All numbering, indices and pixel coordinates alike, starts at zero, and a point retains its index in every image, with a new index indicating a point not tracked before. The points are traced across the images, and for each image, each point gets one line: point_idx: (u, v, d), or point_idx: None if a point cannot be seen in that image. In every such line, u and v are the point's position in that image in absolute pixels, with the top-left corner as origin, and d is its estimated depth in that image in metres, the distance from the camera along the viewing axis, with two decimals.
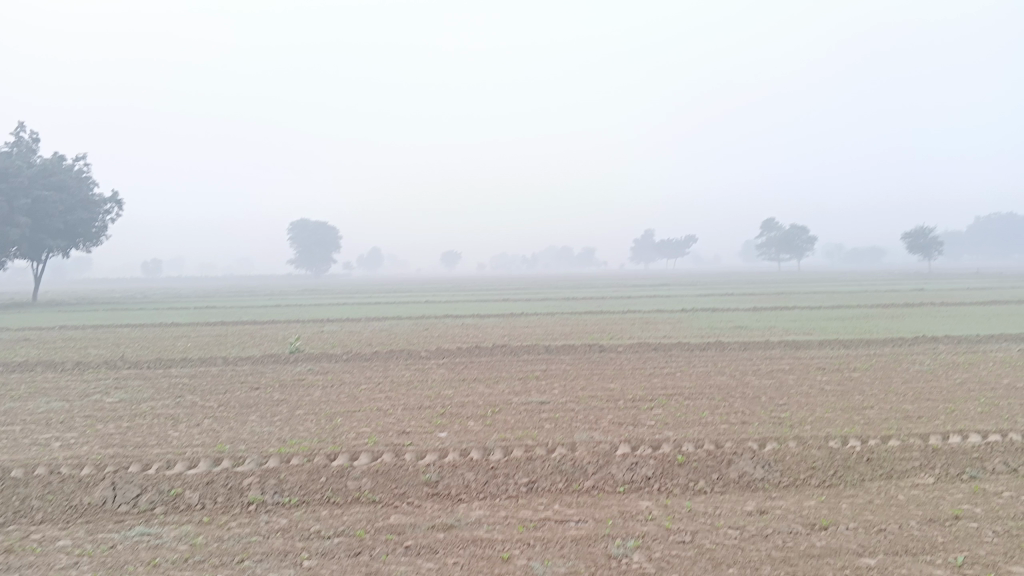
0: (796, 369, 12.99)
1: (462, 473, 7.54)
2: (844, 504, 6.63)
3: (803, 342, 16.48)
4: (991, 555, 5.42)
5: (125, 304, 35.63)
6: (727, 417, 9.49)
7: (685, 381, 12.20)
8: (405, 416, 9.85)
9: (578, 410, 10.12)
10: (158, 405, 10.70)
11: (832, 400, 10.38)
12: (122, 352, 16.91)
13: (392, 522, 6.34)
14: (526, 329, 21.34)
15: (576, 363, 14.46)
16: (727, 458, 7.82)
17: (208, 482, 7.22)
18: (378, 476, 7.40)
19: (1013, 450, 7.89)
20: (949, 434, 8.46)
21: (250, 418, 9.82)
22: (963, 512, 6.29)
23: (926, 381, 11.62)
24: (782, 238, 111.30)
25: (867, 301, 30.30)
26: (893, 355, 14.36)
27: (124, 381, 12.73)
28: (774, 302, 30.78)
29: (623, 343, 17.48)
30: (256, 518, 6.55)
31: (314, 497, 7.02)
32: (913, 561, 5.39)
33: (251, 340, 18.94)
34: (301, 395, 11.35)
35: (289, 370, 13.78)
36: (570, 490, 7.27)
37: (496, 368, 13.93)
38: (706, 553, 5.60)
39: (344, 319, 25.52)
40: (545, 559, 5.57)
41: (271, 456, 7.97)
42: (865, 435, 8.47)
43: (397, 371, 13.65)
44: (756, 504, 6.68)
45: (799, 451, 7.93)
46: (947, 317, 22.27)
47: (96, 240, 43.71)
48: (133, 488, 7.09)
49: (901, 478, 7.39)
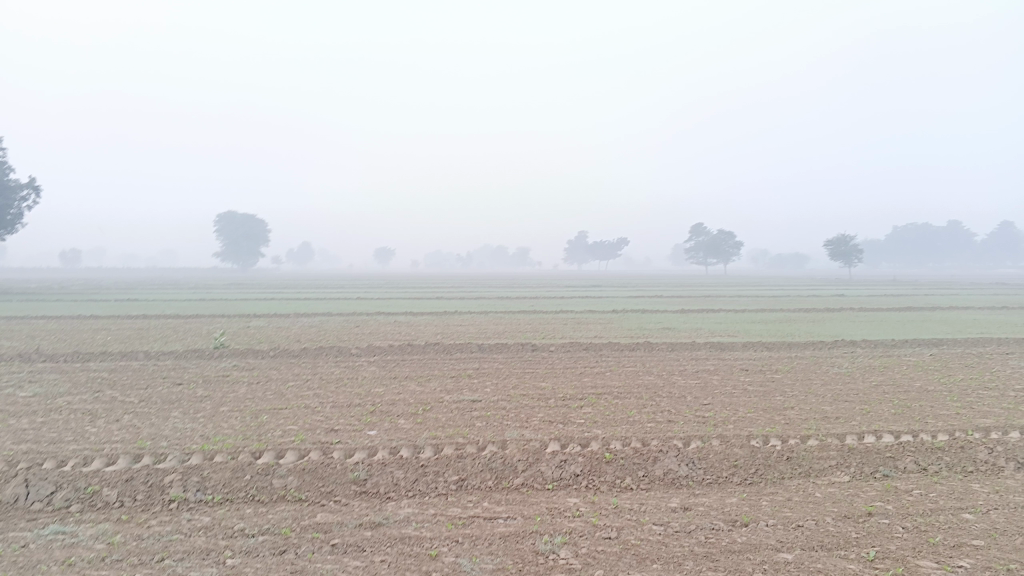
0: (721, 370, 13.32)
1: (391, 470, 7.50)
2: (765, 501, 6.83)
3: (729, 344, 16.90)
4: (901, 550, 5.66)
5: (41, 296, 34.16)
6: (653, 416, 9.67)
7: (614, 380, 12.40)
8: (334, 413, 9.76)
9: (509, 408, 10.17)
10: (75, 399, 10.34)
11: (755, 400, 10.68)
12: (37, 344, 16.29)
13: (319, 520, 6.27)
14: (458, 327, 21.34)
15: (508, 362, 14.54)
16: (653, 455, 7.97)
17: (128, 479, 7.02)
18: (304, 474, 7.30)
19: (924, 450, 8.26)
20: (863, 434, 8.81)
21: (172, 414, 9.57)
22: (876, 508, 6.56)
23: (844, 382, 12.06)
24: (710, 242, 113.73)
25: (789, 305, 31.24)
26: (813, 358, 14.85)
27: (39, 374, 12.27)
28: (702, 305, 31.42)
29: (554, 342, 17.64)
30: (177, 516, 6.40)
31: (238, 495, 6.89)
32: (828, 556, 5.59)
33: (174, 334, 18.44)
34: (227, 391, 11.13)
35: (214, 365, 13.49)
36: (499, 488, 7.30)
37: (428, 366, 13.90)
38: (630, 549, 5.69)
39: (273, 314, 25.06)
40: (472, 556, 5.59)
41: (193, 453, 7.78)
42: (785, 435, 8.75)
43: (327, 368, 13.49)
44: (680, 501, 6.83)
45: (722, 450, 8.14)
46: (863, 322, 23.15)
47: (11, 229, 42.02)
48: (47, 485, 6.84)
49: (818, 476, 7.65)
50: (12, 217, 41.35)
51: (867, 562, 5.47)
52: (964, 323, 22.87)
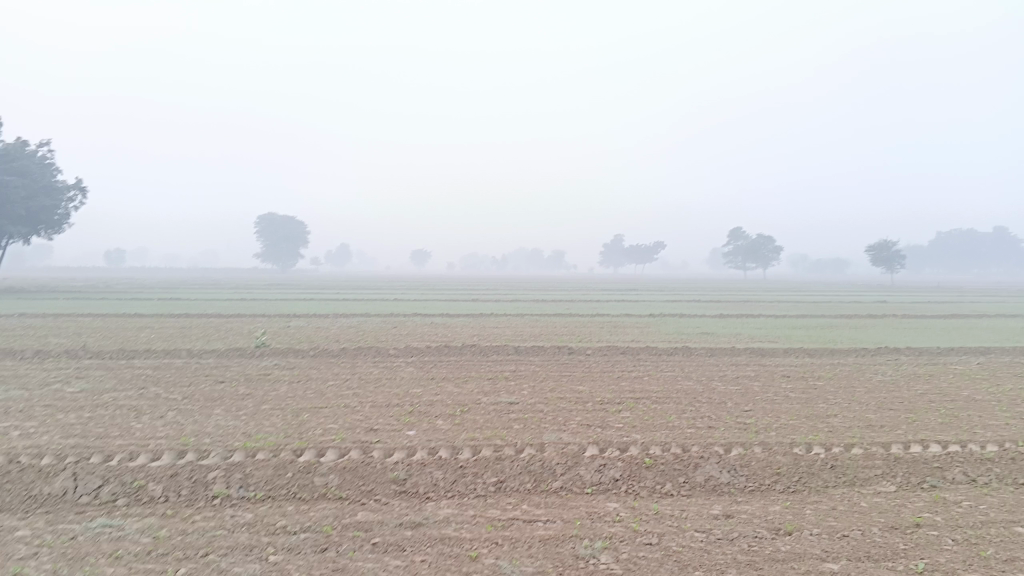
0: (762, 376, 13.16)
1: (430, 471, 7.51)
2: (808, 509, 6.72)
3: (769, 350, 16.69)
4: (951, 563, 5.52)
5: (87, 294, 34.76)
6: (693, 422, 9.58)
7: (652, 384, 12.32)
8: (373, 413, 9.82)
9: (547, 411, 10.15)
10: (120, 395, 10.52)
11: (797, 407, 10.52)
12: (84, 341, 16.62)
13: (360, 519, 6.30)
14: (495, 329, 21.37)
15: (545, 365, 14.51)
16: (693, 461, 7.89)
17: (172, 475, 7.12)
18: (345, 473, 7.35)
19: (973, 461, 8.06)
20: (910, 443, 8.63)
21: (215, 411, 9.70)
22: (924, 519, 6.42)
23: (889, 391, 11.82)
24: (749, 247, 112.58)
25: (830, 311, 30.75)
26: (856, 365, 14.59)
27: (86, 371, 12.52)
28: (741, 310, 31.07)
29: (592, 346, 17.56)
30: (220, 512, 6.48)
31: (280, 492, 6.95)
32: (875, 567, 5.48)
33: (216, 333, 18.70)
34: (268, 389, 11.26)
35: (255, 364, 13.65)
36: (538, 490, 7.28)
37: (465, 368, 13.92)
38: (672, 555, 5.64)
39: (312, 314, 25.31)
40: (513, 559, 5.57)
41: (236, 450, 7.87)
42: (829, 443, 8.60)
43: (366, 368, 13.58)
44: (722, 508, 6.75)
45: (764, 457, 8.03)
46: (906, 329, 22.70)
47: (59, 228, 43.02)
48: (94, 479, 6.96)
49: (863, 485, 7.51)
50: (60, 216, 42.27)
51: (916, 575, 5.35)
52: (1012, 331, 22.35)
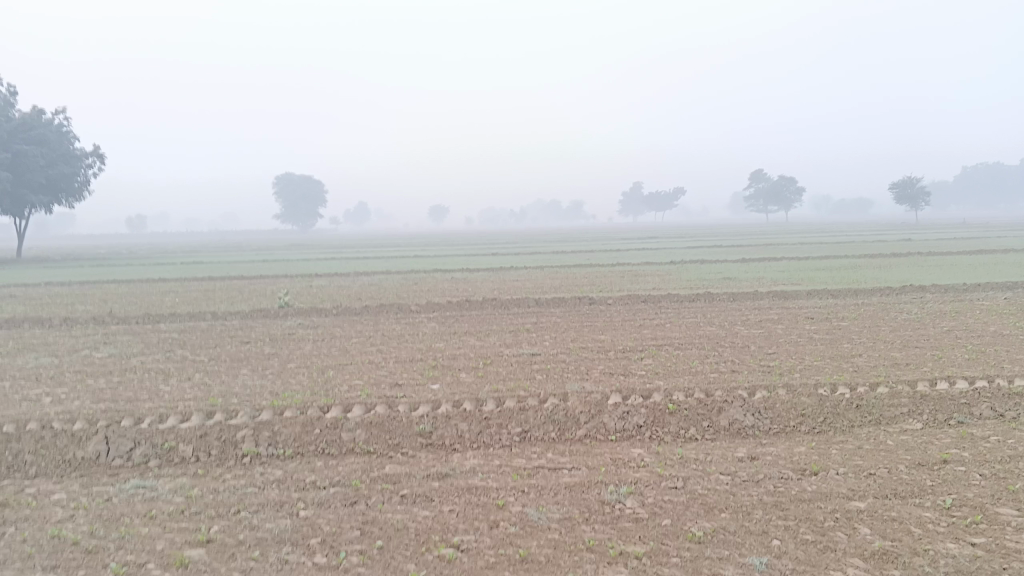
0: (785, 319, 13.09)
1: (456, 423, 7.57)
2: (834, 449, 6.71)
3: (792, 293, 16.55)
4: (980, 497, 5.51)
5: (113, 261, 35.11)
6: (716, 366, 9.58)
7: (675, 331, 12.30)
8: (397, 368, 9.91)
9: (569, 361, 10.17)
10: (148, 359, 10.67)
11: (821, 348, 10.48)
12: (110, 307, 16.79)
13: (387, 472, 6.37)
14: (515, 282, 21.33)
15: (567, 315, 14.51)
16: (717, 405, 7.88)
17: (202, 435, 7.23)
18: (372, 428, 7.43)
19: (1001, 396, 7.99)
20: (936, 380, 8.57)
21: (241, 371, 9.83)
22: (952, 456, 6.38)
23: (914, 329, 11.71)
24: (771, 190, 111.37)
25: (853, 251, 30.39)
26: (881, 305, 14.45)
27: (113, 336, 12.66)
28: (762, 253, 30.75)
29: (612, 295, 17.54)
30: (251, 470, 6.58)
31: (308, 449, 7.04)
32: (902, 504, 5.47)
33: (240, 295, 18.83)
34: (292, 348, 11.36)
35: (279, 324, 13.77)
36: (563, 439, 7.32)
37: (487, 321, 13.95)
38: (698, 498, 5.66)
39: (333, 273, 25.38)
40: (539, 506, 5.62)
41: (264, 409, 7.96)
42: (854, 383, 8.55)
43: (388, 325, 13.65)
44: (747, 450, 6.76)
45: (789, 398, 8.01)
46: (931, 266, 22.38)
47: (80, 197, 43.27)
48: (127, 442, 7.09)
49: (889, 424, 7.47)
50: (79, 184, 42.47)
51: (943, 510, 5.33)
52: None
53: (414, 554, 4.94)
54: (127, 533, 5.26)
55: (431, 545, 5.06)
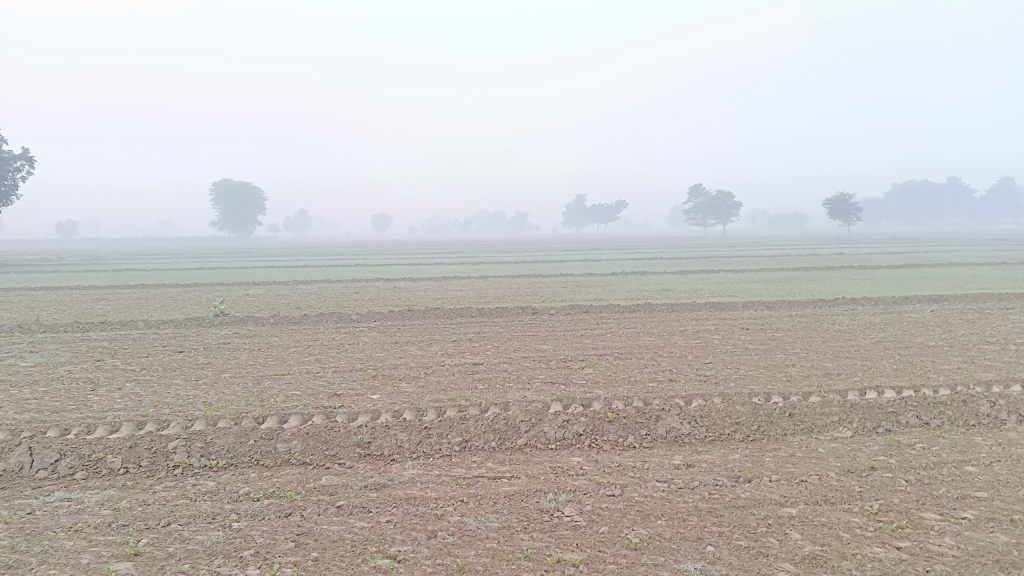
0: (722, 329, 13.34)
1: (395, 433, 7.51)
2: (767, 457, 6.85)
3: (729, 304, 16.90)
4: (905, 503, 5.68)
5: (41, 268, 33.90)
6: (655, 376, 9.70)
7: (615, 341, 12.42)
8: (336, 377, 9.80)
9: (511, 370, 10.19)
10: (77, 368, 10.34)
11: (756, 358, 10.70)
12: (37, 315, 16.23)
13: (324, 483, 6.28)
14: (458, 292, 21.30)
15: (509, 325, 14.52)
16: (655, 414, 7.99)
17: (132, 446, 7.02)
18: (309, 438, 7.31)
19: (926, 404, 8.27)
20: (866, 389, 8.83)
21: (174, 381, 9.59)
22: (879, 462, 6.58)
23: (846, 340, 12.03)
24: (710, 203, 113.53)
25: (788, 264, 31.13)
26: (814, 316, 14.83)
27: (40, 345, 12.23)
28: (701, 266, 31.24)
29: (554, 305, 17.63)
30: (182, 481, 6.41)
31: (242, 460, 6.90)
32: (832, 509, 5.61)
33: (174, 303, 18.38)
34: (228, 358, 11.14)
35: (215, 333, 13.48)
36: (503, 448, 7.32)
37: (429, 330, 13.89)
38: (635, 505, 5.72)
39: (273, 282, 24.93)
40: (477, 515, 5.60)
41: (197, 420, 7.78)
42: (787, 391, 8.76)
43: (328, 334, 13.47)
44: (683, 458, 6.85)
45: (724, 407, 8.16)
46: (862, 279, 23.10)
47: (6, 201, 41.83)
48: (51, 453, 6.85)
49: (821, 431, 7.67)
50: (6, 188, 40.85)
51: (871, 515, 5.48)
52: (964, 279, 22.82)
53: (350, 566, 4.87)
54: (50, 547, 5.07)
55: (367, 556, 5.00)
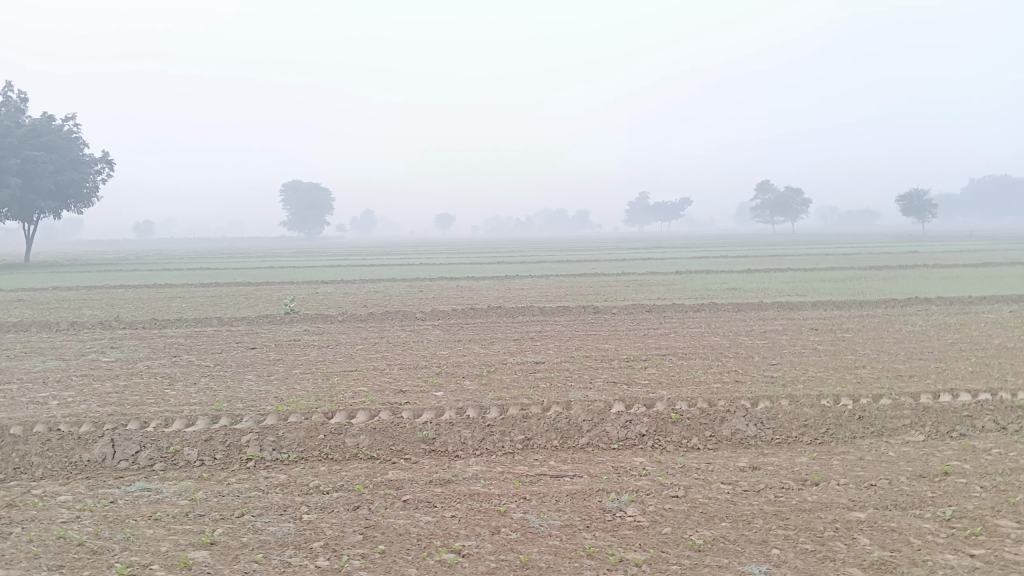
0: (789, 330, 13.11)
1: (459, 430, 7.61)
2: (836, 460, 6.72)
3: (797, 304, 16.58)
4: (980, 509, 5.52)
5: (121, 267, 35.22)
6: (719, 376, 9.60)
7: (679, 341, 12.32)
8: (401, 375, 9.96)
9: (573, 370, 10.20)
10: (154, 364, 10.73)
11: (824, 360, 10.49)
12: (117, 312, 16.88)
13: (390, 478, 6.41)
14: (521, 291, 21.37)
15: (571, 325, 14.54)
16: (720, 415, 7.91)
17: (207, 439, 7.28)
18: (375, 434, 7.47)
19: (1004, 408, 7.99)
20: (940, 392, 8.58)
21: (246, 377, 9.88)
22: (953, 467, 6.40)
23: (918, 341, 11.70)
24: (778, 200, 111.38)
25: (858, 263, 30.32)
26: (886, 316, 14.45)
27: (120, 341, 12.72)
28: (767, 265, 30.68)
29: (617, 304, 17.55)
30: (255, 474, 6.63)
31: (312, 454, 7.09)
32: (903, 515, 5.49)
33: (246, 301, 18.90)
34: (297, 354, 11.42)
35: (285, 330, 13.84)
36: (565, 447, 7.35)
37: (492, 329, 13.99)
38: (699, 507, 5.69)
39: (339, 281, 25.40)
40: (540, 513, 5.65)
41: (268, 414, 8.02)
42: (857, 394, 8.57)
43: (393, 332, 13.69)
44: (748, 460, 6.78)
45: (791, 409, 8.03)
46: (938, 279, 22.36)
47: (87, 203, 43.51)
48: (132, 445, 7.15)
49: (892, 435, 7.49)
50: (87, 189, 42.56)
51: (943, 521, 5.35)
52: None
53: (415, 559, 4.98)
54: (132, 534, 5.31)
55: (432, 550, 5.09)
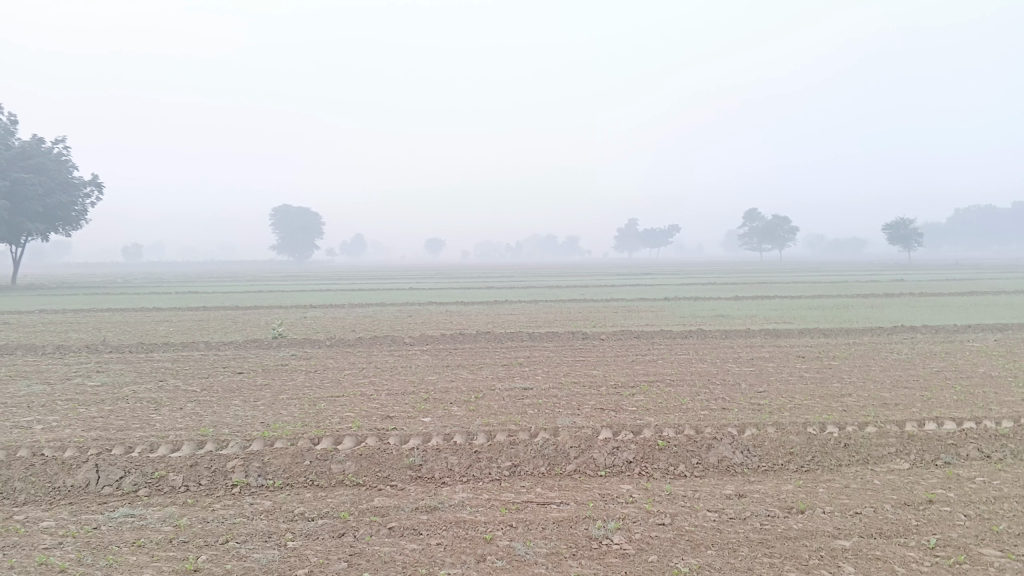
0: (776, 357, 13.17)
1: (446, 456, 7.60)
2: (821, 488, 6.75)
3: (784, 331, 16.65)
4: (963, 538, 5.55)
5: (109, 289, 35.07)
6: (706, 403, 9.62)
7: (667, 367, 12.35)
8: (388, 401, 9.93)
9: (561, 396, 10.20)
10: (140, 388, 10.67)
11: (810, 387, 10.53)
12: (103, 336, 16.77)
13: (376, 504, 6.39)
14: (510, 316, 21.39)
15: (559, 350, 14.56)
16: (706, 442, 7.93)
17: (192, 465, 7.24)
18: (362, 460, 7.45)
19: (988, 437, 8.05)
20: (924, 420, 8.64)
21: (233, 402, 9.84)
22: (937, 496, 6.44)
23: (904, 369, 11.77)
24: (766, 227, 112.13)
25: (846, 290, 30.51)
26: (872, 344, 14.54)
27: (106, 365, 12.64)
28: (756, 291, 30.83)
29: (605, 330, 17.59)
30: (240, 500, 6.59)
31: (298, 480, 7.06)
32: (887, 543, 5.51)
33: (233, 325, 18.83)
34: (284, 379, 11.38)
35: (273, 355, 13.80)
36: (552, 474, 7.35)
37: (480, 354, 14.00)
38: (684, 535, 5.70)
39: (328, 305, 25.36)
40: (527, 540, 5.64)
41: (254, 440, 7.99)
42: (843, 422, 8.61)
43: (381, 357, 13.67)
44: (735, 488, 6.80)
45: (777, 437, 8.06)
46: (923, 307, 22.53)
47: (76, 225, 43.37)
48: (116, 470, 7.11)
49: (877, 463, 7.53)
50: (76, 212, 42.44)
51: (927, 550, 5.37)
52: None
53: None
54: (115, 561, 5.27)
55: None
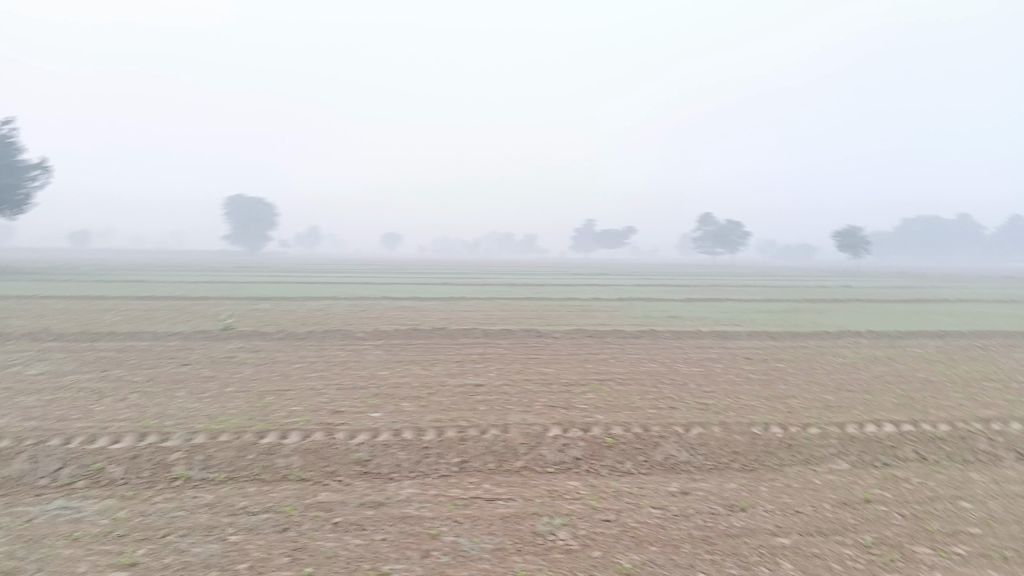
0: (725, 358, 13.36)
1: (394, 452, 7.57)
2: (763, 487, 6.87)
3: (734, 333, 16.91)
4: (898, 536, 5.70)
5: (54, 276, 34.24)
6: (655, 402, 9.72)
7: (618, 366, 12.45)
8: (338, 395, 9.85)
9: (512, 393, 10.23)
10: (83, 378, 10.42)
11: (757, 388, 10.71)
12: (46, 324, 16.35)
13: (321, 499, 6.34)
14: (464, 313, 21.36)
15: (512, 348, 14.58)
16: (653, 441, 8.03)
17: (133, 457, 7.11)
18: (308, 454, 7.38)
19: (924, 439, 8.27)
20: (865, 422, 8.84)
21: (178, 393, 9.67)
22: (874, 495, 6.60)
23: (848, 373, 12.03)
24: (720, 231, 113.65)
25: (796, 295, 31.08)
26: (818, 348, 14.84)
27: (47, 354, 12.32)
28: (709, 294, 31.23)
29: (559, 329, 17.68)
30: (182, 493, 6.48)
31: (242, 474, 6.97)
32: (825, 541, 5.63)
33: (182, 316, 18.49)
34: (232, 372, 11.21)
35: (221, 347, 13.57)
36: (501, 470, 7.36)
37: (433, 350, 13.96)
38: (629, 531, 5.75)
39: (281, 298, 25.06)
40: (472, 536, 5.65)
41: (199, 432, 7.86)
42: (787, 422, 8.77)
43: (333, 351, 13.54)
44: (679, 486, 6.89)
45: (723, 436, 8.18)
46: (869, 313, 23.06)
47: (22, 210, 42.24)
48: (53, 462, 6.94)
49: (818, 463, 7.69)
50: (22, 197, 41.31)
51: (863, 548, 5.50)
52: (972, 315, 22.78)
53: None
54: (49, 554, 5.14)
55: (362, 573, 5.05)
